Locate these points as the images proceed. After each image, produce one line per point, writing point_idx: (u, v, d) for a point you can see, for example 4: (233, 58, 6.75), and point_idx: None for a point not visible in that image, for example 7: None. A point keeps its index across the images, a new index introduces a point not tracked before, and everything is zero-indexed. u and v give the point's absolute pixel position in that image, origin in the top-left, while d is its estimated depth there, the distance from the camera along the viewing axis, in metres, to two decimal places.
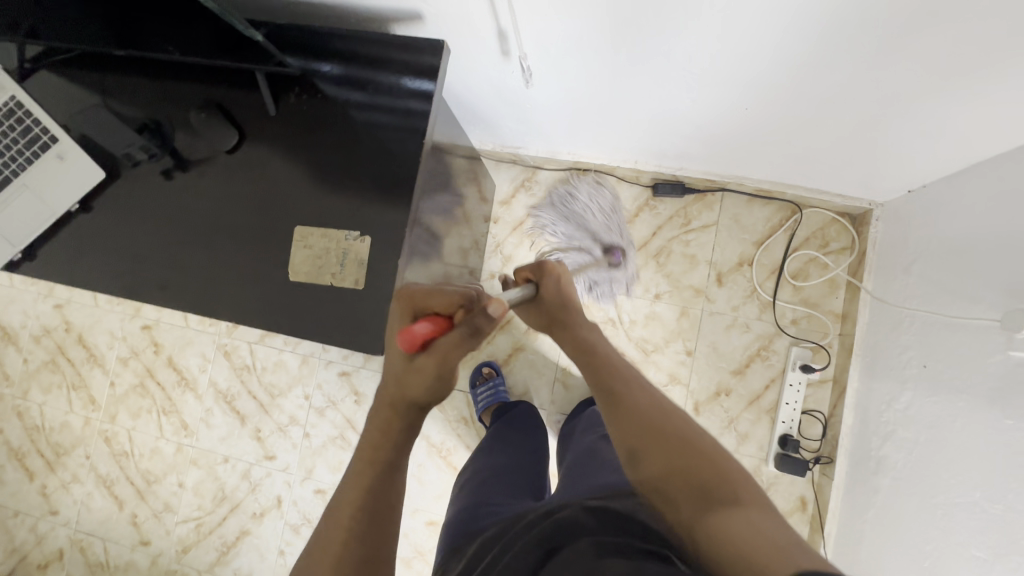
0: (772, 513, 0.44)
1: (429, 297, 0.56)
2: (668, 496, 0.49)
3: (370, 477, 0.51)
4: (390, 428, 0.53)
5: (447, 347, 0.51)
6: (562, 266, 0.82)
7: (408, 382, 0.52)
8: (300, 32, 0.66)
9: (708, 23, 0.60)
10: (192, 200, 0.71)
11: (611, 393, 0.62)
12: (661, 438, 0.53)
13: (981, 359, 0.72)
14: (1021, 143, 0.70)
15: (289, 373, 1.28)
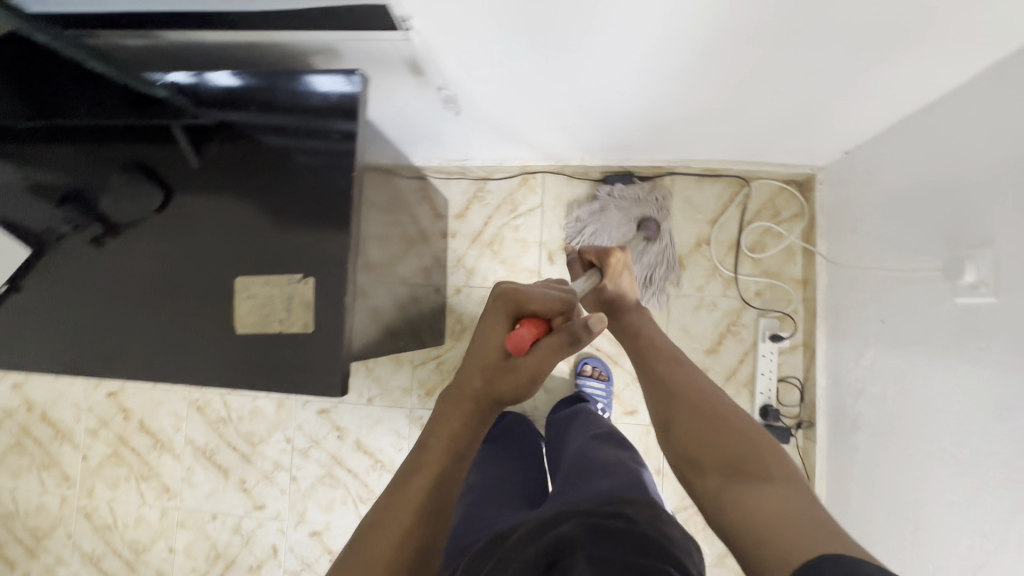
0: (799, 488, 0.47)
1: (536, 297, 0.54)
2: (699, 467, 0.53)
3: (446, 465, 0.53)
4: (471, 423, 0.55)
5: (549, 355, 0.52)
6: (626, 258, 0.80)
7: (499, 383, 0.53)
8: (220, 85, 0.65)
9: (618, 20, 0.60)
10: (127, 265, 0.69)
11: (653, 371, 0.65)
12: (698, 413, 0.57)
13: (931, 308, 0.74)
14: (938, 95, 0.73)
15: (267, 419, 1.25)
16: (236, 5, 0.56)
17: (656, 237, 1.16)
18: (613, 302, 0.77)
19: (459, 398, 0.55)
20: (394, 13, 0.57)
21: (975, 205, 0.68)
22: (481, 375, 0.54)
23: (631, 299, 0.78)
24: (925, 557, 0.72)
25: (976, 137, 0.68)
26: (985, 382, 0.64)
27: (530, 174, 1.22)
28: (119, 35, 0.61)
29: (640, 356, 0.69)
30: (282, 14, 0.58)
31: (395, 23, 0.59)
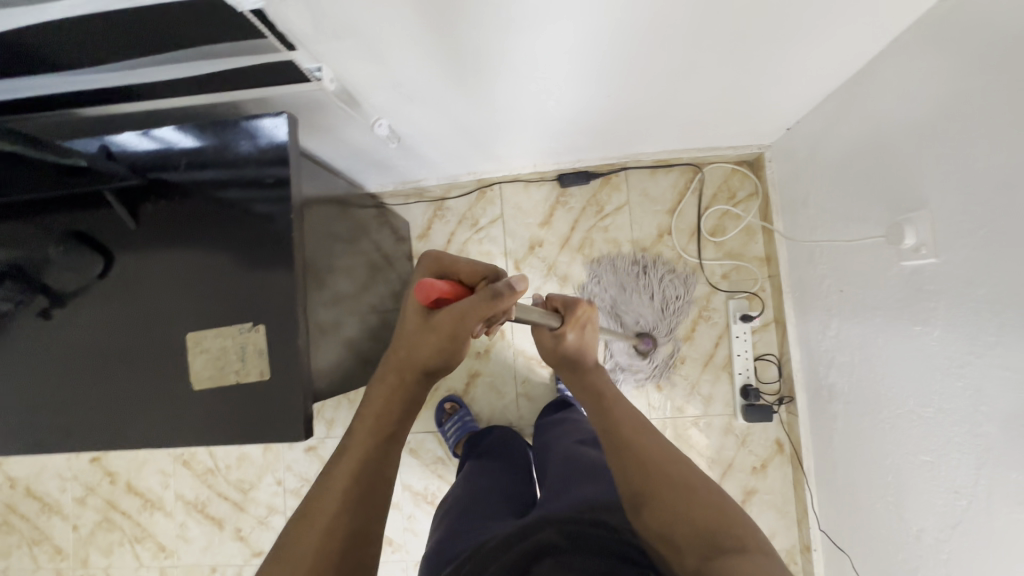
0: (778, 562, 0.44)
1: (460, 263, 0.61)
2: (671, 542, 0.49)
3: (370, 449, 0.54)
4: (395, 400, 0.57)
5: (464, 308, 0.53)
6: (592, 314, 0.77)
7: (421, 343, 0.57)
8: (161, 143, 0.66)
9: (533, 33, 0.62)
10: (75, 334, 0.68)
11: (613, 431, 0.61)
12: (662, 479, 0.53)
13: (881, 273, 0.76)
14: (859, 65, 0.74)
15: (255, 464, 1.24)
16: (161, 74, 0.59)
17: (647, 352, 1.14)
18: (571, 355, 0.74)
19: (385, 376, 0.59)
20: (303, 65, 0.62)
21: (906, 170, 0.70)
22: (405, 342, 0.58)
23: (590, 356, 0.75)
24: (908, 518, 0.73)
25: (896, 104, 0.71)
26: (937, 340, 0.65)
27: (487, 187, 1.22)
28: (67, 108, 0.65)
29: (598, 416, 0.65)
30: (198, 68, 0.58)
31: (307, 75, 0.64)
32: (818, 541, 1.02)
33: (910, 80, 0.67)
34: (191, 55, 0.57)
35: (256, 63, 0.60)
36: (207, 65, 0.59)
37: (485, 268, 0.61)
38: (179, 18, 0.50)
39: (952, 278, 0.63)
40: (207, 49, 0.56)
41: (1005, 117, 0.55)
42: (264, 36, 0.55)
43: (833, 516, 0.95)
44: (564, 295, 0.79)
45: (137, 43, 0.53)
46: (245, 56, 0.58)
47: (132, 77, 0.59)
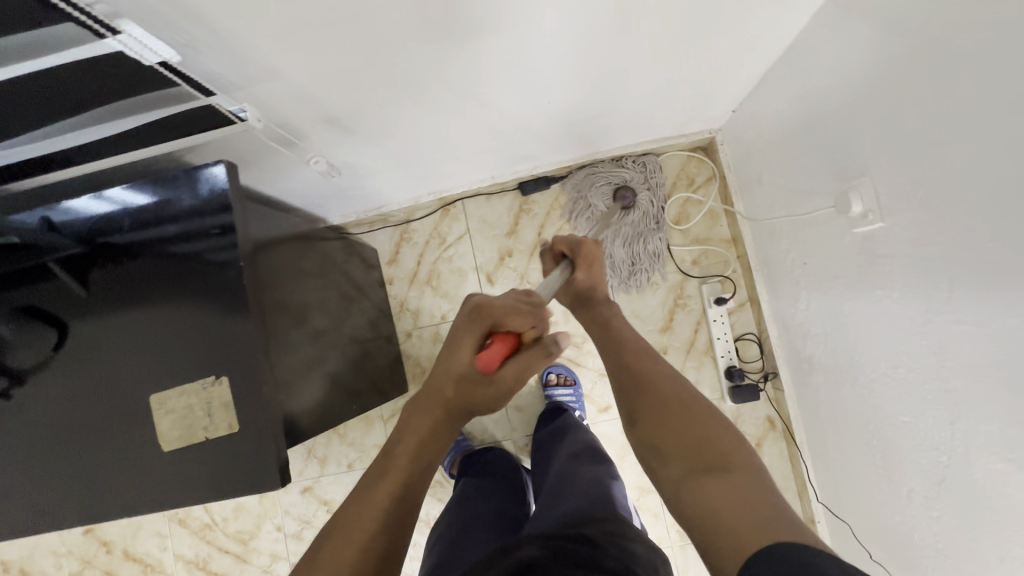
0: (762, 479, 0.46)
1: (510, 314, 0.51)
2: (660, 452, 0.52)
3: (407, 477, 0.53)
4: (437, 432, 0.55)
5: (519, 368, 0.51)
6: (598, 251, 0.70)
7: (470, 396, 0.53)
8: (110, 205, 0.66)
9: (461, 50, 0.63)
10: (36, 411, 0.66)
11: (619, 359, 0.62)
12: (661, 399, 0.55)
13: (838, 241, 0.77)
14: (786, 41, 0.76)
15: (253, 513, 1.22)
16: (87, 135, 0.59)
17: (632, 206, 1.13)
18: (584, 294, 0.68)
19: (424, 408, 0.55)
20: (225, 108, 0.62)
21: (846, 139, 0.71)
22: (452, 389, 0.53)
23: (601, 290, 0.69)
24: (897, 479, 0.74)
25: (826, 76, 0.72)
26: (898, 301, 0.66)
27: (450, 204, 1.22)
28: (3, 182, 0.64)
29: (608, 346, 0.65)
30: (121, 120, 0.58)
31: (232, 117, 0.64)
32: (821, 513, 1.02)
33: (834, 52, 0.69)
34: (115, 112, 0.56)
35: (182, 109, 0.60)
36: (132, 118, 0.59)
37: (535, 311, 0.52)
38: (95, 74, 0.50)
39: (901, 239, 0.65)
40: (128, 104, 0.56)
41: (925, 77, 0.57)
42: (176, 83, 0.55)
43: (830, 488, 0.95)
44: (568, 236, 0.72)
45: (59, 107, 0.53)
46: (169, 103, 0.58)
47: (58, 143, 0.59)
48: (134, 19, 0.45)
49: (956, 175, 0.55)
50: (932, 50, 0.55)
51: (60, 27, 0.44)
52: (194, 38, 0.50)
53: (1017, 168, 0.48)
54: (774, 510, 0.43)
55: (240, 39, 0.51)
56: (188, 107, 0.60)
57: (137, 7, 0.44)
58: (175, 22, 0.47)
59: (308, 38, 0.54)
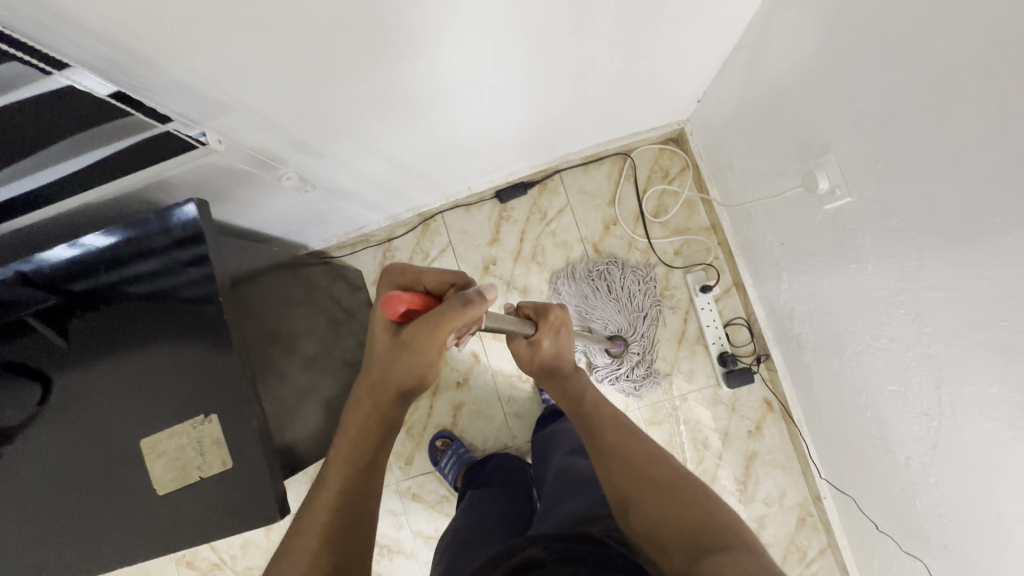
0: (762, 558, 0.46)
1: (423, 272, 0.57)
2: (657, 541, 0.51)
3: (348, 479, 0.54)
4: (371, 426, 0.57)
5: (429, 315, 0.49)
6: (566, 315, 0.74)
7: (392, 369, 0.54)
8: (83, 250, 0.66)
9: (418, 67, 0.63)
10: (24, 469, 0.66)
11: (603, 445, 0.62)
12: (654, 485, 0.55)
13: (811, 220, 0.78)
14: (739, 27, 0.78)
15: (261, 547, 1.20)
16: (49, 172, 0.58)
17: (621, 354, 1.11)
18: (550, 362, 0.75)
19: (360, 400, 0.58)
20: (184, 133, 0.60)
21: (808, 116, 0.73)
22: (376, 368, 0.55)
23: (567, 360, 0.75)
24: (893, 448, 0.74)
25: (780, 58, 0.74)
26: (873, 273, 0.67)
27: (430, 219, 1.22)
28: None
29: (584, 430, 0.66)
30: (86, 152, 0.57)
31: (193, 142, 0.62)
32: (826, 490, 1.02)
33: (786, 34, 0.70)
34: (74, 145, 0.55)
35: (141, 138, 0.59)
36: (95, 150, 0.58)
37: (451, 273, 0.56)
38: (54, 114, 0.50)
39: (868, 211, 0.66)
40: (82, 138, 0.55)
41: (874, 50, 0.58)
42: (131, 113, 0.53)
43: (832, 464, 0.96)
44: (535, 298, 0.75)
45: (19, 150, 0.52)
46: (127, 134, 0.57)
47: (28, 183, 0.58)
48: (92, 60, 0.46)
49: (915, 143, 0.56)
50: (880, 22, 0.57)
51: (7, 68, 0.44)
52: (151, 76, 0.50)
53: (970, 131, 0.50)
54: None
55: (197, 74, 0.52)
56: (148, 135, 0.59)
57: (94, 50, 0.45)
58: (133, 62, 0.47)
59: (267, 68, 0.55)
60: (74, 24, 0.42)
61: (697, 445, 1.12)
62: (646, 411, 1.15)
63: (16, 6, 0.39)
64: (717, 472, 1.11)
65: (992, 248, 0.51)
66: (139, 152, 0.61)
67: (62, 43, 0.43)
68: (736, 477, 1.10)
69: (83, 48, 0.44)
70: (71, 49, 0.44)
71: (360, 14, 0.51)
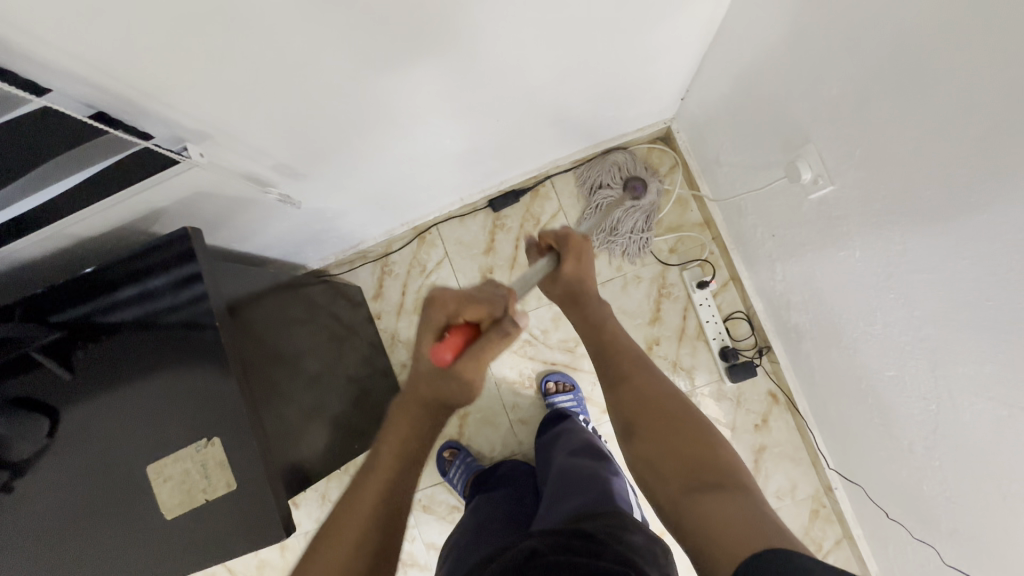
0: (754, 497, 0.52)
1: (463, 304, 0.53)
2: (656, 468, 0.59)
3: (395, 473, 0.57)
4: (421, 429, 0.59)
5: (479, 361, 0.52)
6: (588, 245, 0.74)
7: (440, 395, 0.56)
8: (66, 281, 0.69)
9: (397, 87, 0.66)
10: (35, 501, 0.67)
11: (627, 377, 0.68)
12: (659, 417, 0.63)
13: (798, 209, 0.79)
14: (714, 23, 0.79)
15: (275, 567, 1.20)
16: (22, 206, 0.57)
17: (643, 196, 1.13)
18: (573, 288, 0.74)
19: (408, 408, 0.59)
20: (167, 148, 0.59)
21: (787, 108, 0.73)
22: (422, 384, 0.56)
23: (589, 285, 0.74)
24: (897, 434, 0.74)
25: (757, 52, 0.75)
26: (862, 260, 0.68)
27: (425, 232, 1.23)
28: None
29: (604, 359, 0.72)
30: (70, 176, 0.56)
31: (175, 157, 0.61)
32: (837, 480, 1.01)
33: (759, 29, 0.72)
34: (55, 170, 0.55)
35: (115, 160, 0.58)
36: (77, 174, 0.57)
37: (484, 299, 0.54)
38: (39, 145, 0.51)
39: (852, 199, 0.66)
40: (58, 164, 0.54)
41: (845, 39, 0.59)
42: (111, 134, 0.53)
43: (840, 453, 0.95)
44: (557, 229, 0.76)
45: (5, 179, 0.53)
46: (103, 157, 0.56)
47: (13, 212, 0.57)
48: (87, 102, 0.48)
49: (891, 128, 0.57)
50: (845, 12, 0.58)
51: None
52: (142, 113, 0.52)
53: (942, 112, 0.50)
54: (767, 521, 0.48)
55: (182, 108, 0.54)
56: (127, 161, 0.59)
57: (86, 93, 0.47)
58: (125, 101, 0.50)
59: (254, 97, 0.57)
60: (68, 71, 0.44)
61: None
62: None
63: (13, 59, 0.41)
64: None
65: (973, 227, 0.51)
66: (123, 189, 0.61)
67: (57, 91, 0.46)
68: None
69: (77, 92, 0.47)
70: (67, 96, 0.47)
71: (338, 40, 0.53)
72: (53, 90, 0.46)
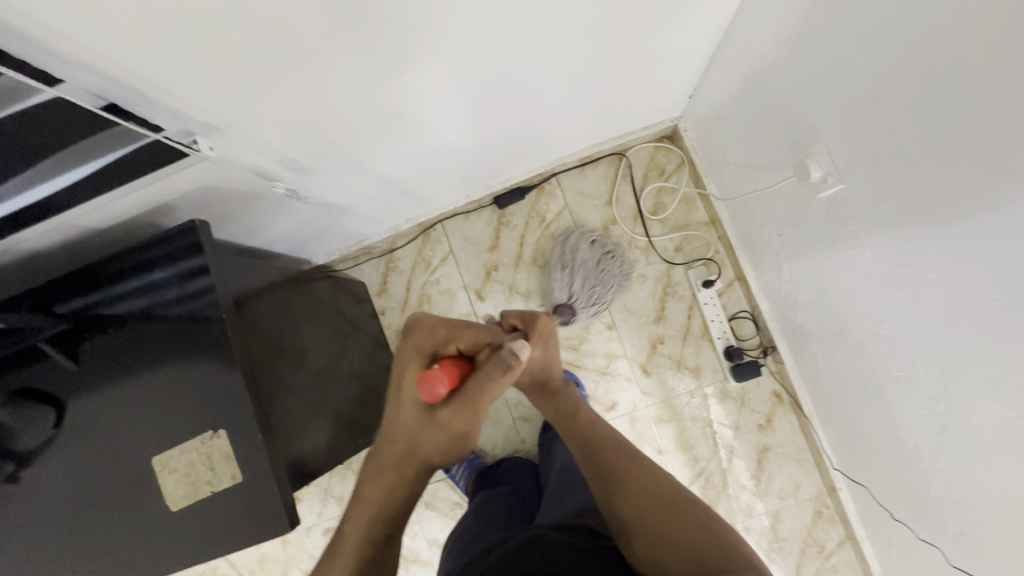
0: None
1: (459, 331, 0.56)
2: (661, 564, 0.53)
3: (363, 554, 0.58)
4: (393, 499, 0.60)
5: (478, 388, 0.51)
6: (553, 325, 0.70)
7: (420, 442, 0.57)
8: (74, 271, 0.69)
9: (403, 83, 0.65)
10: (42, 491, 0.67)
11: (607, 467, 0.63)
12: (652, 503, 0.58)
13: (806, 208, 0.79)
14: (725, 21, 0.78)
15: (278, 561, 1.21)
16: (32, 194, 0.57)
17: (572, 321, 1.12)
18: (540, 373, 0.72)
19: (382, 473, 0.60)
20: (177, 141, 0.59)
21: (797, 105, 0.73)
22: (402, 438, 0.58)
23: (553, 371, 0.73)
24: (903, 434, 0.74)
25: (767, 51, 0.74)
26: (871, 259, 0.67)
27: (430, 228, 1.23)
28: None
29: (583, 454, 0.67)
30: (82, 164, 0.57)
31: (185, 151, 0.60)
32: (840, 481, 1.01)
33: (770, 28, 0.71)
34: (66, 158, 0.55)
35: (126, 150, 0.58)
36: (90, 163, 0.57)
37: (485, 332, 0.58)
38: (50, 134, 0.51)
39: (861, 198, 0.66)
40: (69, 153, 0.54)
41: (857, 38, 0.59)
42: (121, 125, 0.53)
43: (844, 454, 0.95)
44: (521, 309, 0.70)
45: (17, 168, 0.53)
46: (113, 147, 0.56)
47: (25, 200, 0.58)
48: (97, 93, 0.48)
49: (903, 129, 0.57)
50: (856, 9, 0.57)
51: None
52: (151, 104, 0.52)
53: (953, 111, 0.50)
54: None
55: (191, 98, 0.53)
56: (138, 153, 0.59)
57: (96, 83, 0.47)
58: (135, 91, 0.50)
59: (262, 90, 0.57)
60: (77, 61, 0.44)
61: (709, 440, 1.11)
62: (657, 409, 1.14)
63: (24, 48, 0.41)
64: (731, 467, 1.10)
65: (986, 229, 0.51)
66: (138, 179, 0.62)
67: (68, 81, 0.46)
68: (750, 471, 1.10)
69: (87, 82, 0.46)
70: (77, 86, 0.47)
71: (351, 34, 0.53)
72: (64, 80, 0.46)
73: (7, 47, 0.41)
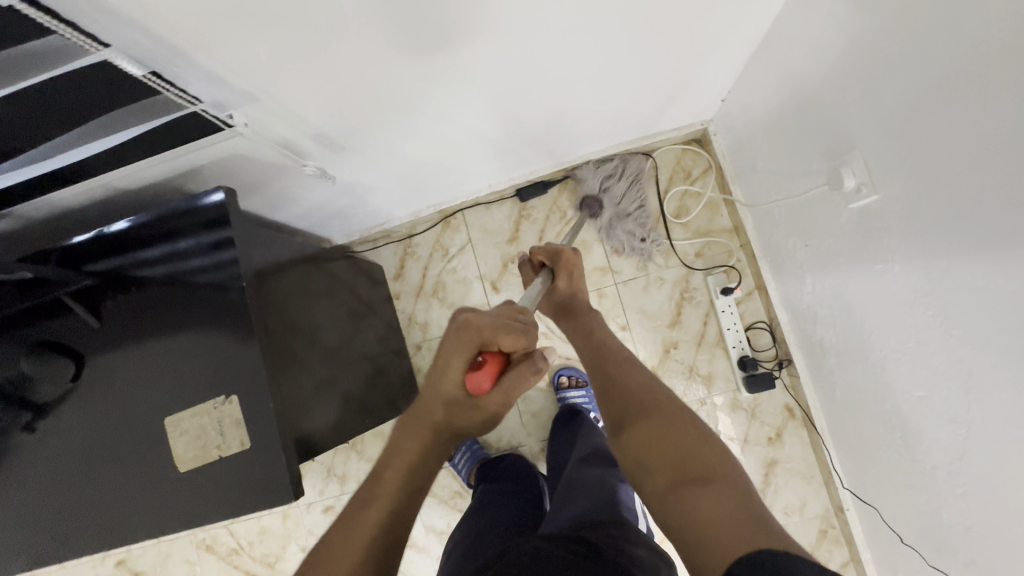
0: (741, 488, 0.48)
1: (500, 334, 0.54)
2: (643, 465, 0.54)
3: (395, 500, 0.56)
4: (428, 458, 0.60)
5: (509, 385, 0.56)
6: (577, 259, 0.81)
7: (458, 418, 0.60)
8: (101, 231, 0.70)
9: (436, 66, 0.65)
10: (56, 443, 0.69)
11: (608, 374, 0.64)
12: (641, 405, 0.58)
13: (836, 219, 0.77)
14: (766, 25, 0.77)
15: (277, 535, 1.22)
16: (71, 155, 0.59)
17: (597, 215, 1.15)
18: (565, 302, 0.78)
19: (416, 431, 0.60)
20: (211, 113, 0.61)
21: (834, 114, 0.71)
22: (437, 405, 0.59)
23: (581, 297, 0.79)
24: (919, 457, 0.72)
25: (807, 58, 0.72)
26: (900, 275, 0.66)
27: (450, 216, 1.23)
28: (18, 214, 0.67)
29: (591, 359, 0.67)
30: (122, 130, 0.58)
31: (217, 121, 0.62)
32: (848, 501, 0.99)
33: (812, 33, 0.69)
34: (107, 123, 0.56)
35: (164, 120, 0.59)
36: (129, 130, 0.58)
37: (524, 334, 0.55)
38: (92, 96, 0.51)
39: (894, 212, 0.65)
40: (110, 118, 0.55)
41: (903, 48, 0.57)
42: (162, 92, 0.54)
43: (855, 473, 0.93)
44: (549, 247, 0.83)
45: (58, 126, 0.54)
46: (153, 116, 0.57)
47: (63, 160, 0.59)
48: (140, 57, 0.49)
49: (945, 144, 0.55)
50: (903, 19, 0.56)
51: (52, 40, 0.44)
52: (189, 71, 0.53)
53: (1000, 128, 0.48)
54: (763, 521, 0.45)
55: (229, 67, 0.54)
56: (174, 121, 0.60)
57: (139, 46, 0.47)
58: (177, 57, 0.50)
59: (298, 64, 0.57)
60: (123, 22, 0.44)
61: None
62: None
63: (73, 6, 0.42)
64: None
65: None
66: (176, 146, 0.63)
67: (115, 44, 0.46)
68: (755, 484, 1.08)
69: (131, 45, 0.47)
70: (123, 50, 0.47)
71: (391, 14, 0.53)
72: (111, 44, 0.46)
73: (58, 5, 0.42)
